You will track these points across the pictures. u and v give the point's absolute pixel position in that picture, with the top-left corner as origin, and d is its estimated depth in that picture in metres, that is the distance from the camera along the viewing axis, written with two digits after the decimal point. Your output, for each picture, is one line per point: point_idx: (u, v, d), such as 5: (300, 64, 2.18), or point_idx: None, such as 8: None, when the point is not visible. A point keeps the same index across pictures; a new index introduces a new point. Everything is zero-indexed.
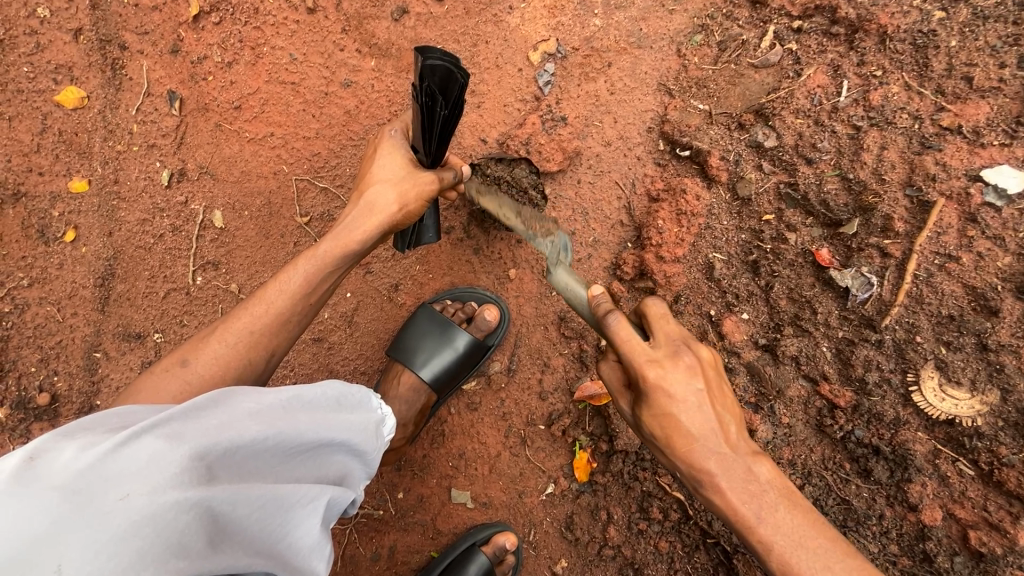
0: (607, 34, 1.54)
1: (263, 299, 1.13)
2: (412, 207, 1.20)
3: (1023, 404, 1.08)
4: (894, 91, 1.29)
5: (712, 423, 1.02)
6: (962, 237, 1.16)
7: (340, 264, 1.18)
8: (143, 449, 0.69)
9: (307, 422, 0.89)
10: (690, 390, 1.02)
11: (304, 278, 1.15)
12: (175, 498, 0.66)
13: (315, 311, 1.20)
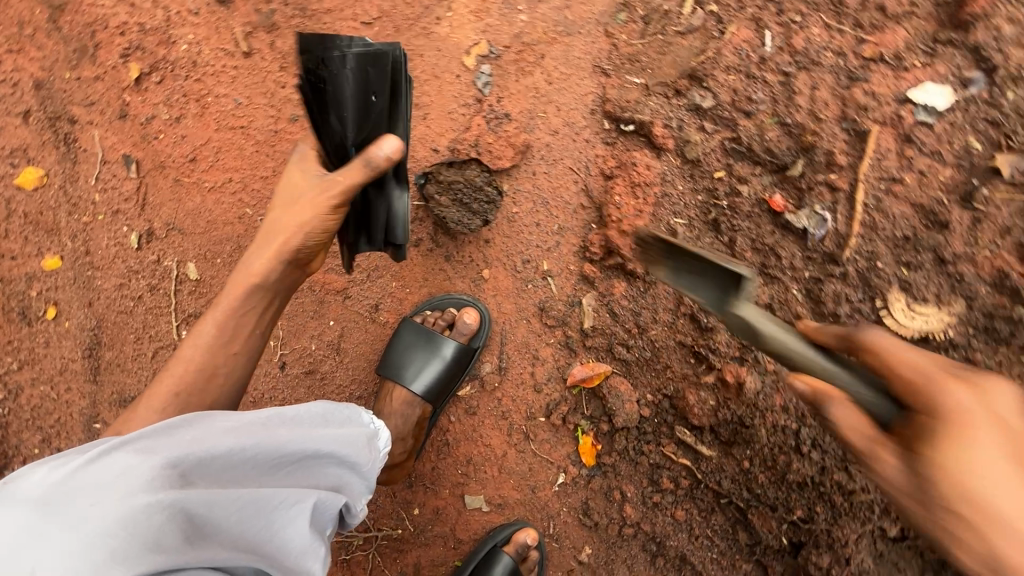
0: (536, 27, 1.58)
1: (179, 358, 1.10)
2: (309, 226, 1.14)
3: (989, 306, 1.09)
4: (814, 33, 1.32)
5: (1003, 460, 0.78)
6: (902, 159, 1.18)
7: (255, 300, 1.16)
8: (117, 463, 0.74)
9: (289, 434, 0.92)
10: (976, 421, 0.81)
11: (218, 326, 1.13)
12: (145, 501, 0.70)
13: (242, 360, 1.16)
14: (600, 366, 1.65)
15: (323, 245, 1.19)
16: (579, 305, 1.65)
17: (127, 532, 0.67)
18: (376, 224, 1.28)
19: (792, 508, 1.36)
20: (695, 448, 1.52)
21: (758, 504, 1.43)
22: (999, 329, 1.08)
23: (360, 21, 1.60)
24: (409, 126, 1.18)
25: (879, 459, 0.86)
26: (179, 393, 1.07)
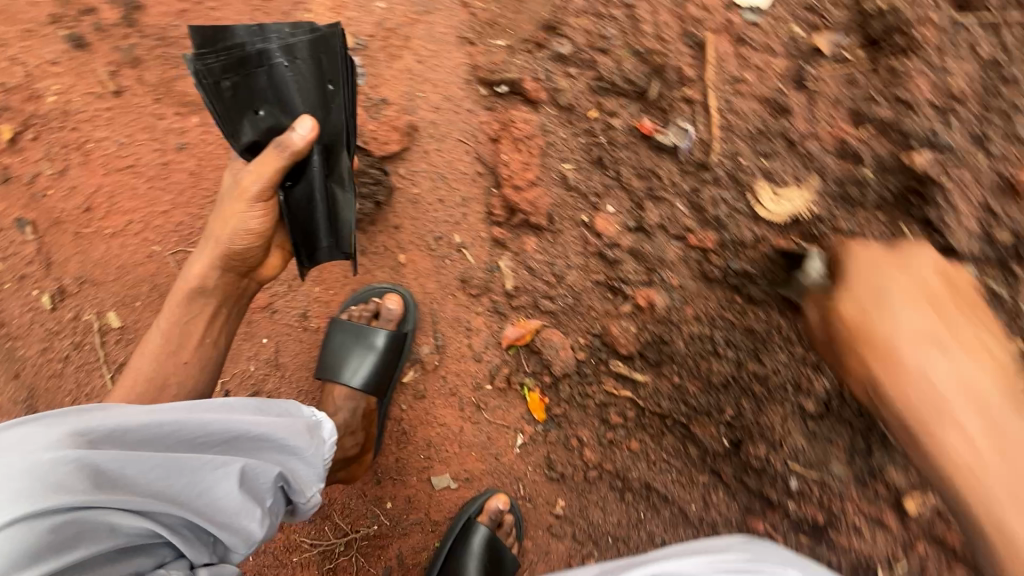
0: (395, 12, 1.62)
1: (133, 369, 1.21)
2: (235, 226, 1.18)
3: (839, 175, 1.15)
4: None
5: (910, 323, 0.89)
6: (739, 59, 1.25)
7: (198, 307, 1.25)
8: (32, 429, 0.81)
9: (214, 414, 0.95)
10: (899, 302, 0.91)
11: (164, 335, 1.23)
12: (52, 456, 0.77)
13: (190, 369, 1.25)
14: (530, 323, 1.67)
15: (257, 254, 1.25)
16: (497, 268, 1.67)
17: (34, 478, 0.74)
18: (320, 223, 1.24)
19: (723, 408, 1.42)
20: (631, 377, 1.56)
21: (696, 414, 1.48)
22: (851, 193, 1.14)
23: None
24: (353, 123, 1.15)
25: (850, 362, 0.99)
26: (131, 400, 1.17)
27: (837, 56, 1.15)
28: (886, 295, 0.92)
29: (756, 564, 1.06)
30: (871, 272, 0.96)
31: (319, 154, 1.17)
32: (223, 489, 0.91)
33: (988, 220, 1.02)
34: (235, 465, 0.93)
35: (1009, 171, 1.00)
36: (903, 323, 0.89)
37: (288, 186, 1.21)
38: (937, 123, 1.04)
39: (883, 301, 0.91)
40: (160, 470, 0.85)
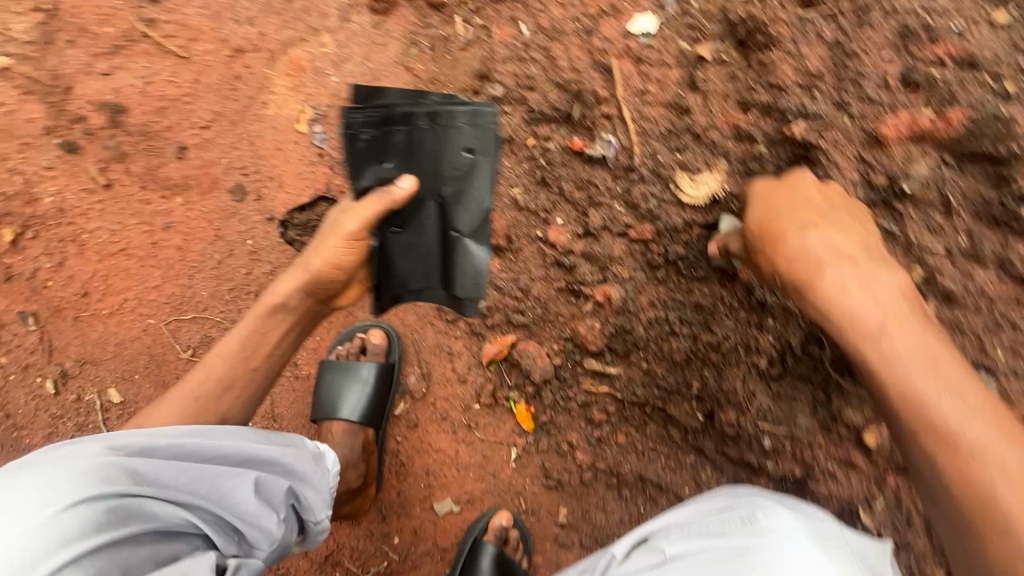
0: (347, 83, 1.82)
1: (209, 367, 1.24)
2: (325, 257, 1.22)
3: (740, 155, 1.32)
4: (554, 10, 1.60)
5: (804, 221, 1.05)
6: (642, 75, 1.46)
7: (275, 323, 1.29)
8: (79, 441, 0.95)
9: (230, 435, 1.05)
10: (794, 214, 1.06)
11: (241, 340, 1.27)
12: (99, 457, 0.90)
13: (257, 379, 1.29)
14: (506, 338, 1.78)
15: (342, 287, 1.30)
16: None
17: (86, 473, 0.87)
18: (424, 267, 1.31)
19: (690, 382, 1.54)
20: (605, 371, 1.66)
21: (669, 394, 1.59)
22: (753, 169, 1.31)
23: (198, 127, 1.80)
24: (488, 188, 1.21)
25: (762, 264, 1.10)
26: (198, 398, 1.20)
27: (718, 59, 1.36)
28: (779, 202, 1.10)
29: (732, 501, 1.06)
30: (772, 191, 1.14)
31: (432, 206, 1.25)
32: (240, 495, 1.00)
33: (866, 168, 1.17)
34: (249, 474, 1.02)
35: (872, 127, 1.16)
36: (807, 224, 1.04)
37: (393, 231, 1.27)
38: (806, 99, 1.22)
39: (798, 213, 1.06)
40: (188, 474, 0.96)
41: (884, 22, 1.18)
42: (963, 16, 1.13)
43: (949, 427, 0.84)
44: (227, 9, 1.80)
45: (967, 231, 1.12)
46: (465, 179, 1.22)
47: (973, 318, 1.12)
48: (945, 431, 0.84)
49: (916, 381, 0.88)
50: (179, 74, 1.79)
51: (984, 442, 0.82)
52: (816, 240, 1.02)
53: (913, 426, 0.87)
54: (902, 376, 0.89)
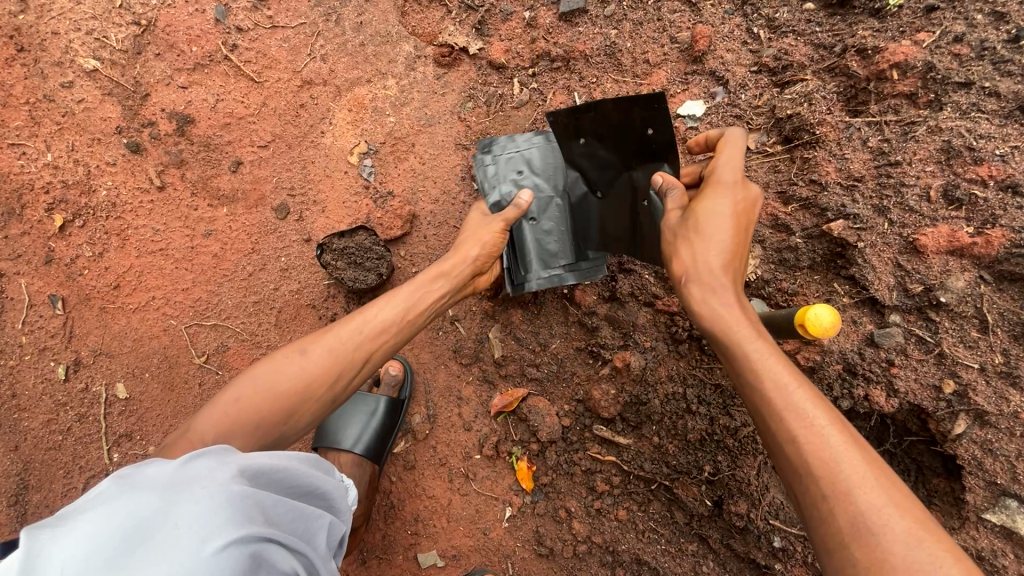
0: (403, 125, 1.92)
1: (380, 304, 1.21)
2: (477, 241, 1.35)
3: (776, 244, 1.34)
4: (608, 86, 1.70)
5: (724, 237, 1.07)
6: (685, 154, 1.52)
7: (435, 291, 1.27)
8: (200, 467, 0.82)
9: (306, 470, 1.02)
10: (722, 217, 1.08)
11: (406, 296, 1.23)
12: (237, 490, 0.80)
13: (406, 329, 1.23)
14: (517, 391, 1.76)
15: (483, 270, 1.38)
16: (487, 339, 1.82)
17: (233, 508, 0.76)
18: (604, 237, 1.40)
19: (702, 465, 1.50)
20: (614, 441, 1.63)
21: (678, 475, 1.54)
22: (788, 259, 1.32)
23: (257, 146, 1.90)
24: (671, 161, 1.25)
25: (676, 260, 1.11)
26: (359, 334, 1.16)
27: (761, 150, 1.41)
28: (722, 211, 1.09)
29: None
30: (719, 198, 1.10)
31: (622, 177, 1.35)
32: (319, 540, 0.96)
33: (902, 275, 1.18)
34: (324, 519, 0.99)
35: (911, 234, 1.18)
36: (704, 243, 1.06)
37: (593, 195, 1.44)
38: (846, 199, 1.25)
39: (704, 228, 1.08)
40: (291, 514, 0.90)
41: (929, 139, 1.20)
42: (1008, 141, 1.13)
43: (830, 460, 0.83)
44: (306, 45, 1.94)
45: (1003, 353, 1.08)
46: (651, 159, 1.27)
47: (1005, 443, 1.08)
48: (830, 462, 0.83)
49: (808, 412, 0.88)
50: (250, 96, 1.91)
51: (864, 484, 0.80)
52: (707, 268, 1.06)
53: (802, 451, 0.86)
54: (783, 406, 0.89)
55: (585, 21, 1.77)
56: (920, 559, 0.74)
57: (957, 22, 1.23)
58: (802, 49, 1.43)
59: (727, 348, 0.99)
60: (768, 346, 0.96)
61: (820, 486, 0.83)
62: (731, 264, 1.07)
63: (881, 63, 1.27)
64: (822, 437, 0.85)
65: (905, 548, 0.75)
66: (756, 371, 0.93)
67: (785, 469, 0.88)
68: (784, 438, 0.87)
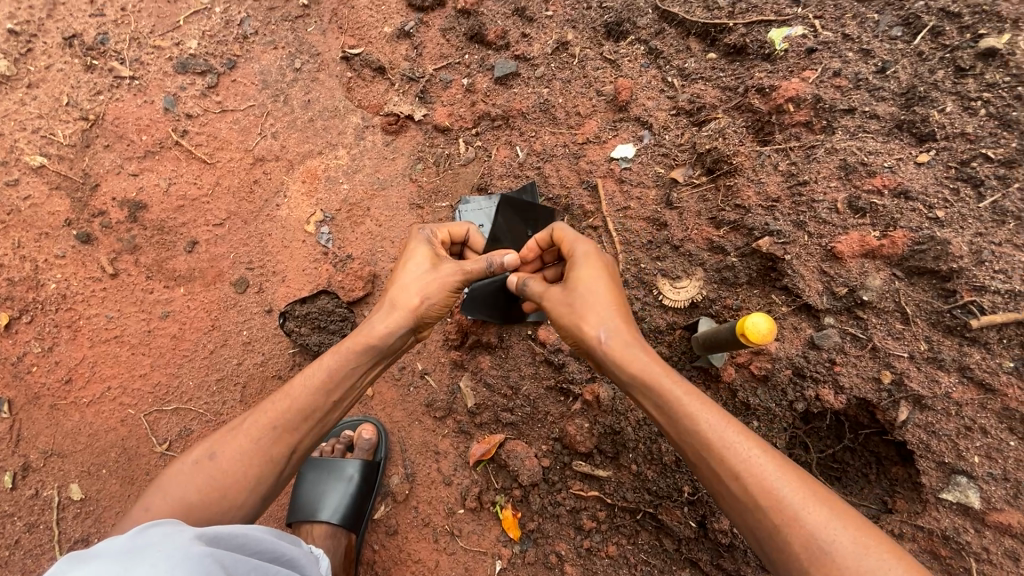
0: (357, 191, 2.00)
1: (294, 391, 1.15)
2: (426, 288, 1.24)
3: (716, 265, 1.45)
4: (546, 138, 1.84)
5: (605, 296, 1.08)
6: (623, 193, 1.64)
7: (367, 357, 1.20)
8: (158, 534, 0.82)
9: (271, 537, 1.01)
10: (598, 277, 1.11)
11: (329, 372, 1.17)
12: (198, 549, 0.79)
13: (331, 411, 1.19)
14: (493, 438, 1.76)
15: (434, 316, 1.28)
16: (459, 389, 1.83)
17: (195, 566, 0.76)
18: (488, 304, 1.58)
19: (681, 486, 1.53)
20: (594, 475, 1.64)
21: (661, 500, 1.55)
22: (728, 277, 1.43)
23: (212, 225, 1.92)
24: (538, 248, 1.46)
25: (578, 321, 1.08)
26: (276, 428, 1.12)
27: (689, 183, 1.55)
28: (595, 272, 1.11)
29: None
30: (588, 258, 1.14)
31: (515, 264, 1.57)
32: None
33: (828, 280, 1.29)
34: None
35: (828, 243, 1.30)
36: (603, 300, 1.08)
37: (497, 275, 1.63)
38: (768, 218, 1.37)
39: (588, 291, 1.09)
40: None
41: (828, 159, 1.35)
42: (892, 155, 1.29)
43: (772, 488, 0.86)
44: (256, 125, 2.02)
45: (925, 340, 1.19)
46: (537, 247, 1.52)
47: (945, 423, 1.16)
48: (773, 490, 0.86)
49: (739, 447, 0.90)
50: (202, 177, 1.95)
51: (805, 505, 0.84)
52: (614, 323, 1.07)
53: (748, 488, 0.87)
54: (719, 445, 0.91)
55: (518, 83, 1.94)
56: (873, 565, 0.78)
57: (833, 60, 1.42)
58: (711, 92, 1.61)
59: (654, 400, 0.99)
60: (683, 389, 0.97)
61: (772, 518, 0.85)
62: (623, 315, 1.08)
63: (778, 99, 1.44)
64: (759, 466, 0.88)
65: (858, 559, 0.79)
66: (689, 415, 0.95)
67: (740, 508, 0.89)
68: (728, 478, 0.89)
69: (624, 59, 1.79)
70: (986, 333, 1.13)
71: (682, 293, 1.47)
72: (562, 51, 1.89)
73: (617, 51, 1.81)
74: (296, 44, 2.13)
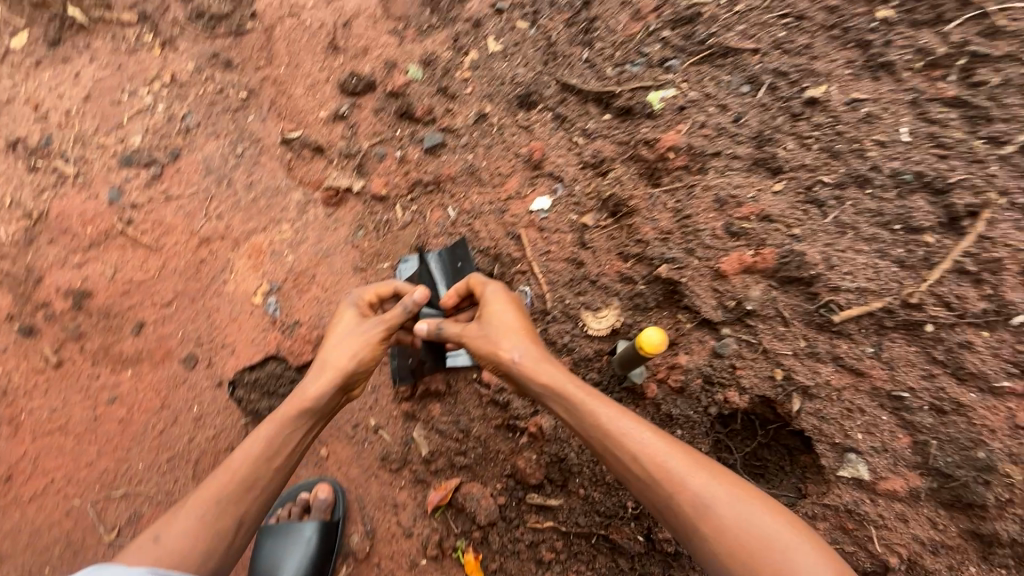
0: (302, 260, 2.12)
1: (236, 463, 1.20)
2: (352, 347, 1.33)
3: (628, 293, 1.63)
4: (474, 198, 2.04)
5: (512, 320, 1.22)
6: (544, 239, 1.84)
7: (304, 420, 1.27)
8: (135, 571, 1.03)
9: None
10: (504, 306, 1.25)
11: (268, 439, 1.23)
12: None
13: (275, 477, 1.23)
14: (448, 483, 1.82)
15: (366, 373, 1.37)
16: (412, 438, 1.89)
17: None
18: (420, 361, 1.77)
19: (626, 503, 1.62)
20: (547, 505, 1.71)
21: (610, 520, 1.64)
22: (639, 303, 1.61)
23: (159, 306, 1.98)
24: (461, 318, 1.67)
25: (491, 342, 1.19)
26: (218, 501, 1.16)
27: (598, 225, 1.76)
28: (502, 302, 1.26)
29: None
30: (497, 292, 1.29)
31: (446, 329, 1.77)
32: None
33: (720, 296, 1.49)
34: None
35: (715, 264, 1.51)
36: (511, 324, 1.21)
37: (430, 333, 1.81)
38: (664, 249, 1.58)
39: (497, 318, 1.22)
40: None
41: (706, 194, 1.59)
42: (754, 187, 1.54)
43: (663, 464, 0.97)
44: (200, 209, 2.14)
45: (803, 338, 1.38)
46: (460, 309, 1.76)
47: (830, 408, 1.33)
48: (664, 464, 0.97)
49: (634, 432, 1.01)
50: (148, 261, 2.03)
51: (696, 476, 0.94)
52: (524, 346, 1.18)
53: (644, 467, 0.98)
54: (617, 432, 1.02)
55: (445, 152, 2.16)
56: (747, 515, 0.90)
57: (700, 114, 1.70)
58: (609, 146, 1.85)
59: (560, 404, 1.10)
60: (584, 390, 1.09)
61: (665, 489, 0.95)
62: (529, 334, 1.21)
63: (661, 149, 1.70)
64: (651, 446, 0.99)
65: (737, 512, 0.90)
66: (590, 410, 1.06)
67: (640, 487, 0.98)
68: (627, 461, 0.99)
69: (535, 125, 2.05)
70: (847, 326, 1.34)
71: (603, 321, 1.64)
72: (481, 122, 2.14)
73: (529, 119, 2.07)
74: (237, 132, 2.29)
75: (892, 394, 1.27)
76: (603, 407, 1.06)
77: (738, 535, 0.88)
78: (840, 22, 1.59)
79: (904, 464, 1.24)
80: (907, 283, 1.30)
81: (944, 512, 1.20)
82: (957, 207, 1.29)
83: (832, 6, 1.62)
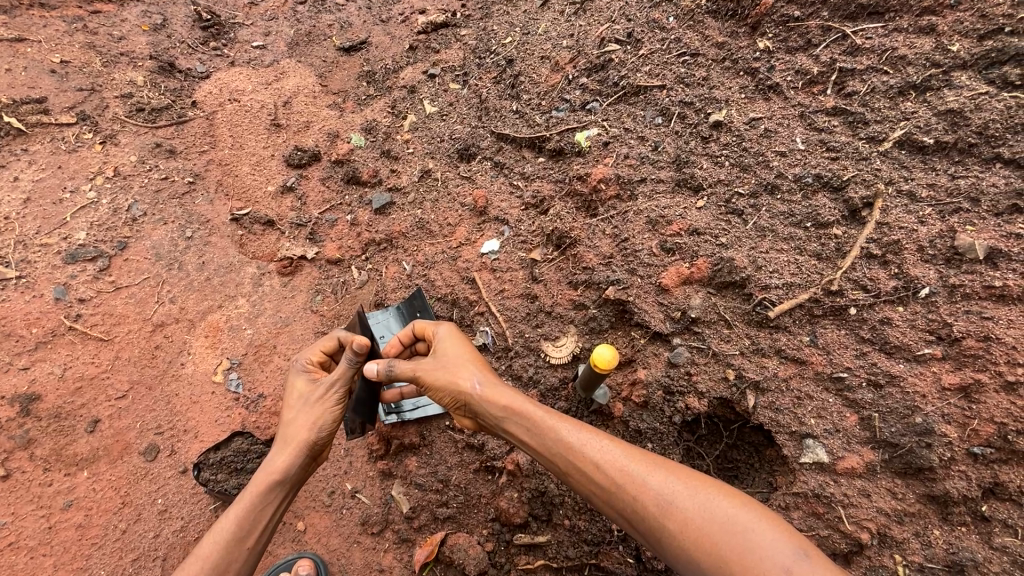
0: (262, 333, 2.12)
1: (205, 550, 1.15)
2: (312, 413, 1.34)
3: (582, 319, 1.70)
4: (426, 248, 2.10)
5: (469, 358, 1.32)
6: (497, 279, 1.91)
7: (273, 494, 1.25)
8: None
9: None
10: (460, 348, 1.35)
11: (238, 520, 1.19)
12: None
13: (248, 559, 1.19)
14: (433, 538, 1.77)
15: (330, 436, 1.37)
16: (394, 496, 1.88)
17: None
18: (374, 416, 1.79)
19: (612, 527, 1.61)
20: (535, 542, 1.68)
21: (600, 547, 1.61)
22: (594, 326, 1.67)
23: (114, 398, 1.92)
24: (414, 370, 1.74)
25: (452, 379, 1.27)
26: None
27: (546, 259, 1.85)
28: (457, 344, 1.36)
29: None
30: (449, 335, 1.40)
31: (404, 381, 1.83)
32: None
33: (666, 309, 1.57)
34: None
35: (657, 280, 1.60)
36: (468, 360, 1.32)
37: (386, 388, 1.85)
38: (609, 272, 1.68)
39: (456, 357, 1.33)
40: None
41: (639, 217, 1.71)
42: (680, 206, 1.67)
43: (623, 467, 1.07)
44: (153, 294, 2.13)
45: (746, 337, 1.47)
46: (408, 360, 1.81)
47: (784, 398, 1.39)
48: (623, 468, 1.07)
49: (592, 443, 1.12)
50: (100, 354, 1.98)
51: (651, 474, 1.05)
52: (483, 379, 1.28)
53: (606, 473, 1.07)
54: (578, 445, 1.11)
55: (394, 210, 2.25)
56: (701, 500, 1.00)
57: (624, 146, 1.85)
58: (547, 185, 1.98)
59: (523, 427, 1.18)
60: (543, 411, 1.19)
61: (627, 491, 1.04)
62: (486, 370, 1.31)
63: (592, 182, 1.83)
64: (609, 452, 1.10)
65: (691, 500, 1.00)
66: (552, 429, 1.15)
67: (605, 493, 1.07)
68: (591, 471, 1.08)
69: (477, 174, 2.16)
70: (783, 320, 1.44)
71: (563, 348, 1.69)
72: (426, 178, 2.25)
73: (471, 169, 2.19)
74: (185, 216, 2.33)
75: (833, 376, 1.36)
76: (561, 424, 1.16)
77: (696, 520, 0.97)
78: (729, 55, 1.83)
79: (857, 441, 1.30)
80: (826, 273, 1.43)
81: (901, 480, 1.25)
82: (854, 200, 1.45)
83: (720, 42, 1.87)
